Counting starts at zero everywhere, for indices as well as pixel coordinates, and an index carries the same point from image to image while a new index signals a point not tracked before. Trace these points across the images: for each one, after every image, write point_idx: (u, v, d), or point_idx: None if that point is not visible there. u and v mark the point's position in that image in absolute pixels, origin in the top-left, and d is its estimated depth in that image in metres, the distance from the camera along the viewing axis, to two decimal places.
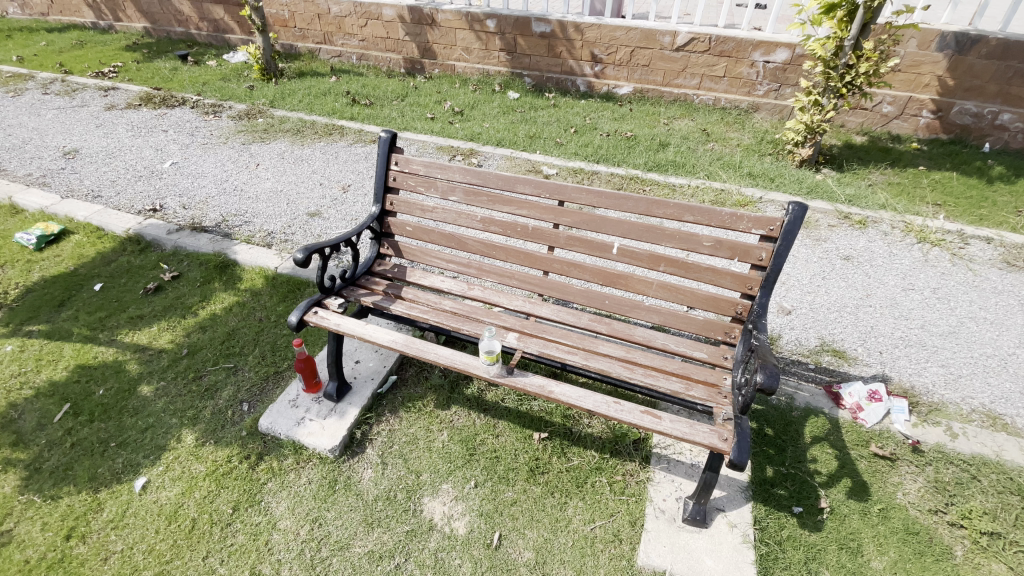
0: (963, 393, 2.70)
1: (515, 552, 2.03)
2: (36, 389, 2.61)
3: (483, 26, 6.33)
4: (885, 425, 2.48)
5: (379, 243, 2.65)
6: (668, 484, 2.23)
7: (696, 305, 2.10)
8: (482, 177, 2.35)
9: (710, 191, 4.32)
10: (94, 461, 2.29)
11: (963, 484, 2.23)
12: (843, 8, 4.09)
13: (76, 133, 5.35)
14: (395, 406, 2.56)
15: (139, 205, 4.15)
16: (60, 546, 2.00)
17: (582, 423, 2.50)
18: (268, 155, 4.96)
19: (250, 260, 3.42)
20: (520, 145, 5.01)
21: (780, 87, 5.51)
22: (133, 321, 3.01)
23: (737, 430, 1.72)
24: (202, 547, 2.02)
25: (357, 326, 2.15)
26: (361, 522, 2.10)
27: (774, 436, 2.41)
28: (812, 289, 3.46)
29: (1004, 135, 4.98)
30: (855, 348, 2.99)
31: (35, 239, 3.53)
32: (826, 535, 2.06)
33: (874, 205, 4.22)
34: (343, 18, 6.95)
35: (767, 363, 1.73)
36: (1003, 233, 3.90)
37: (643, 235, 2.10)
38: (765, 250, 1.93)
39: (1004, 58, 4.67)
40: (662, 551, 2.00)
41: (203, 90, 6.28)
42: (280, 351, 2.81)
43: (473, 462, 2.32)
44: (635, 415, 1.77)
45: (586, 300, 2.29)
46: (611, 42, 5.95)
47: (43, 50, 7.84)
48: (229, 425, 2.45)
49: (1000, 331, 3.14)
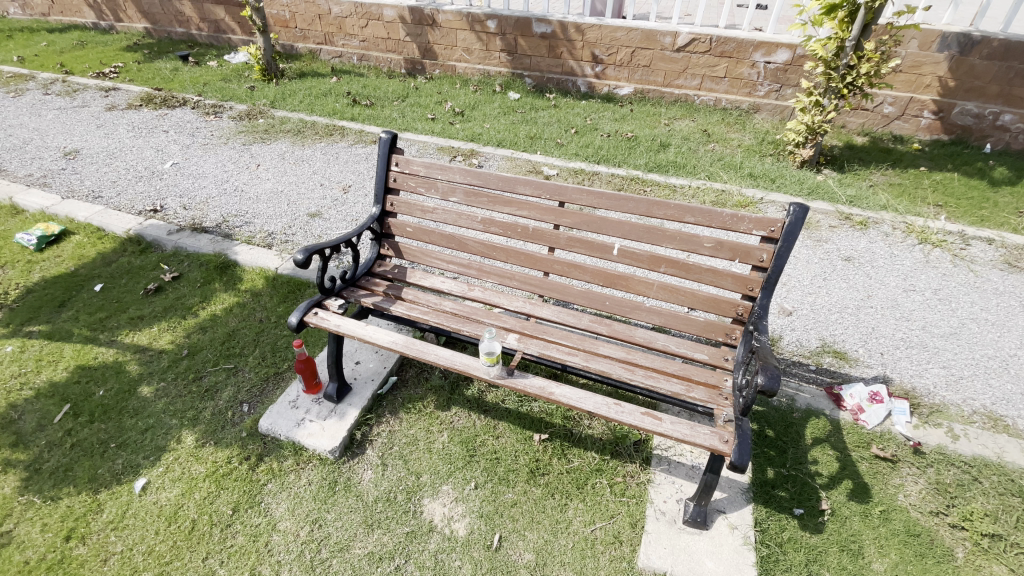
0: (964, 395, 2.69)
1: (516, 553, 2.02)
2: (36, 390, 2.61)
3: (484, 27, 6.34)
4: (886, 426, 2.48)
5: (379, 244, 2.65)
6: (668, 485, 2.22)
7: (696, 306, 2.10)
8: (482, 178, 2.35)
9: (710, 192, 4.32)
10: (94, 462, 2.29)
11: (964, 485, 2.22)
12: (844, 9, 4.08)
13: (77, 134, 5.36)
14: (395, 407, 2.55)
15: (140, 205, 4.15)
16: (60, 547, 2.00)
17: (582, 424, 2.49)
18: (268, 155, 4.96)
19: (250, 261, 3.42)
20: (521, 146, 5.01)
21: (781, 87, 5.51)
22: (133, 321, 3.01)
23: (737, 433, 1.72)
24: (202, 547, 2.01)
25: (357, 327, 2.15)
26: (361, 523, 2.10)
27: (775, 438, 2.40)
28: (813, 290, 3.45)
29: (1005, 136, 4.97)
30: (856, 349, 2.98)
31: (36, 240, 3.53)
32: (827, 538, 2.06)
33: (875, 206, 4.22)
34: (344, 19, 6.96)
35: (768, 365, 1.73)
36: (1004, 234, 3.90)
37: (644, 236, 2.10)
38: (765, 251, 1.93)
39: (1005, 59, 4.67)
40: (662, 553, 2.00)
41: (204, 91, 6.29)
42: (280, 352, 2.81)
43: (473, 463, 2.32)
44: (635, 417, 1.77)
45: (586, 301, 2.28)
46: (611, 43, 5.95)
47: (44, 51, 7.86)
48: (229, 426, 2.45)
49: (1002, 332, 3.13)
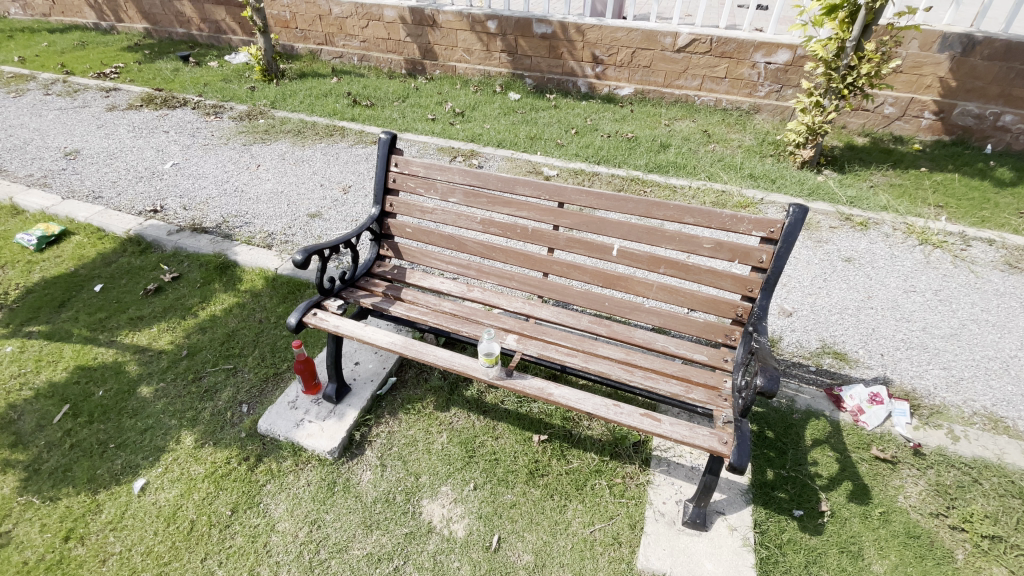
0: (964, 396, 2.68)
1: (515, 554, 2.02)
2: (36, 390, 2.61)
3: (484, 27, 6.34)
4: (886, 427, 2.47)
5: (379, 244, 2.65)
6: (668, 486, 2.22)
7: (696, 307, 2.09)
8: (482, 179, 2.35)
9: (711, 192, 4.32)
10: (93, 463, 2.29)
11: (964, 487, 2.22)
12: (844, 10, 4.07)
13: (77, 134, 5.36)
14: (394, 408, 2.55)
15: (140, 206, 4.15)
16: (59, 547, 2.00)
17: (582, 425, 2.49)
18: (269, 156, 4.97)
19: (250, 261, 3.42)
20: (521, 146, 5.01)
21: (781, 88, 5.50)
22: (133, 321, 3.01)
23: (737, 434, 1.71)
24: (201, 548, 2.01)
25: (356, 328, 2.15)
26: (360, 524, 2.10)
27: (775, 439, 2.40)
28: (813, 291, 3.45)
29: (1006, 136, 4.97)
30: (857, 350, 2.98)
31: (36, 240, 3.54)
32: (826, 539, 2.05)
33: (875, 206, 4.21)
34: (345, 19, 6.96)
35: (768, 366, 1.72)
36: (1005, 235, 3.89)
37: (643, 237, 2.10)
38: (765, 252, 1.92)
39: (1006, 59, 4.66)
40: (661, 554, 1.99)
41: (205, 91, 6.29)
42: (280, 352, 2.81)
43: (472, 464, 2.32)
44: (634, 418, 1.76)
45: (586, 302, 2.28)
46: (612, 43, 5.95)
47: (45, 51, 7.87)
48: (229, 426, 2.45)
49: (1003, 333, 3.13)
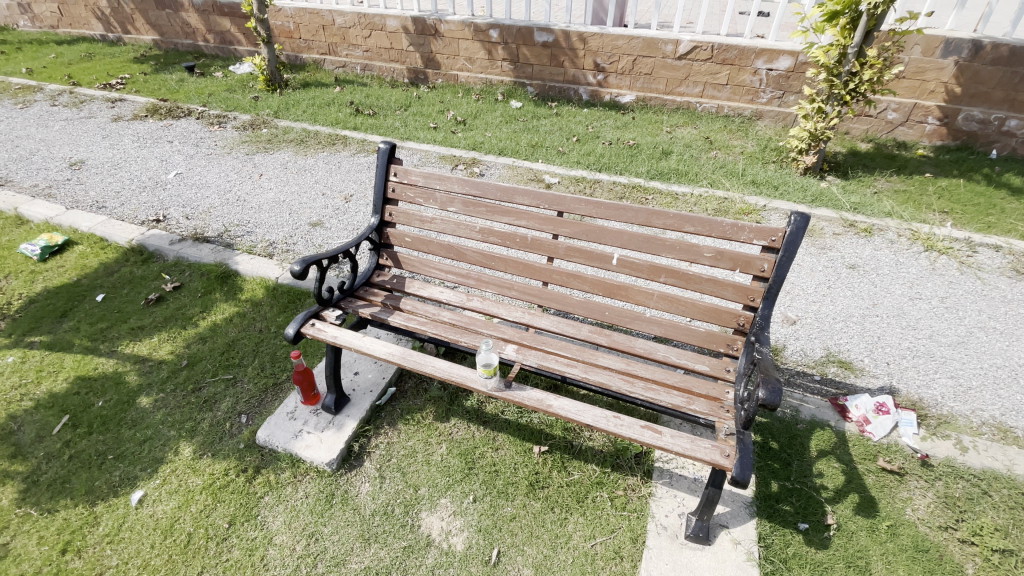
0: (972, 405, 2.64)
1: (515, 568, 1.99)
2: (36, 401, 2.60)
3: (486, 36, 6.37)
4: (893, 438, 2.43)
5: (378, 254, 2.63)
6: (670, 499, 2.18)
7: (696, 317, 2.07)
8: (481, 189, 2.33)
9: (713, 200, 4.28)
10: (91, 474, 2.28)
11: (973, 500, 2.17)
12: (845, 17, 4.07)
13: (82, 145, 5.40)
14: (394, 419, 2.53)
15: (142, 215, 4.17)
16: (55, 560, 1.99)
17: (582, 436, 2.46)
18: (271, 165, 4.99)
19: (250, 270, 3.43)
20: (522, 155, 5.02)
21: (783, 95, 5.51)
22: (133, 332, 3.01)
23: (739, 447, 1.68)
24: (198, 561, 2.00)
25: (354, 339, 2.13)
26: (358, 538, 2.08)
27: (779, 450, 2.36)
28: (817, 299, 3.41)
29: (1011, 141, 4.93)
30: (861, 358, 2.94)
31: (39, 250, 3.56)
32: (833, 553, 2.01)
33: (879, 213, 4.17)
34: (348, 29, 7.02)
35: (770, 377, 1.69)
36: (1011, 241, 3.86)
37: (643, 245, 2.08)
38: (766, 261, 1.90)
39: (1010, 64, 4.63)
40: (664, 569, 1.95)
41: (209, 102, 6.34)
42: (279, 362, 2.80)
43: (472, 476, 2.29)
44: (635, 430, 1.73)
45: (586, 312, 2.26)
46: (612, 51, 5.96)
47: (52, 62, 7.94)
48: (228, 437, 2.44)
49: (1010, 341, 3.08)
